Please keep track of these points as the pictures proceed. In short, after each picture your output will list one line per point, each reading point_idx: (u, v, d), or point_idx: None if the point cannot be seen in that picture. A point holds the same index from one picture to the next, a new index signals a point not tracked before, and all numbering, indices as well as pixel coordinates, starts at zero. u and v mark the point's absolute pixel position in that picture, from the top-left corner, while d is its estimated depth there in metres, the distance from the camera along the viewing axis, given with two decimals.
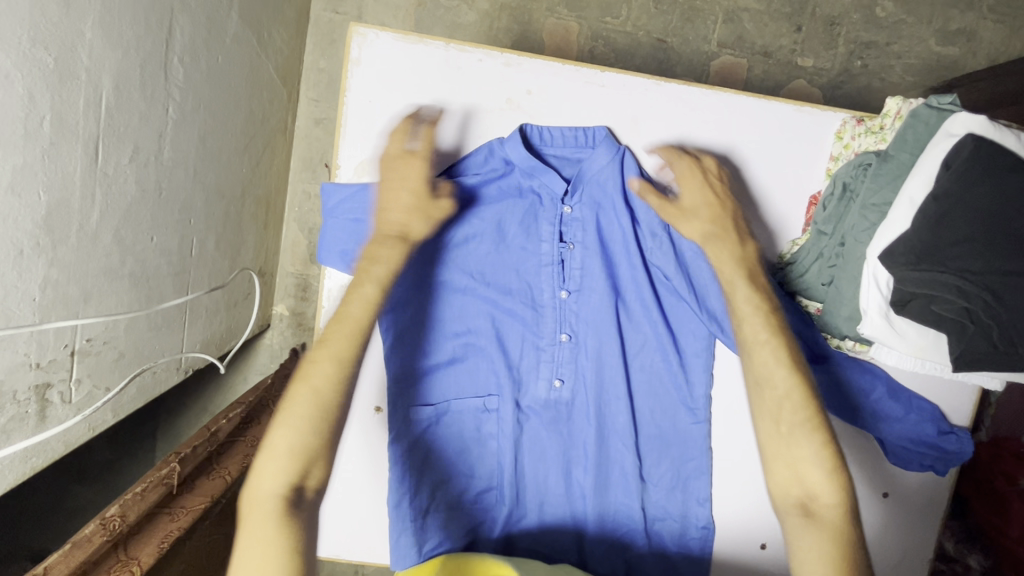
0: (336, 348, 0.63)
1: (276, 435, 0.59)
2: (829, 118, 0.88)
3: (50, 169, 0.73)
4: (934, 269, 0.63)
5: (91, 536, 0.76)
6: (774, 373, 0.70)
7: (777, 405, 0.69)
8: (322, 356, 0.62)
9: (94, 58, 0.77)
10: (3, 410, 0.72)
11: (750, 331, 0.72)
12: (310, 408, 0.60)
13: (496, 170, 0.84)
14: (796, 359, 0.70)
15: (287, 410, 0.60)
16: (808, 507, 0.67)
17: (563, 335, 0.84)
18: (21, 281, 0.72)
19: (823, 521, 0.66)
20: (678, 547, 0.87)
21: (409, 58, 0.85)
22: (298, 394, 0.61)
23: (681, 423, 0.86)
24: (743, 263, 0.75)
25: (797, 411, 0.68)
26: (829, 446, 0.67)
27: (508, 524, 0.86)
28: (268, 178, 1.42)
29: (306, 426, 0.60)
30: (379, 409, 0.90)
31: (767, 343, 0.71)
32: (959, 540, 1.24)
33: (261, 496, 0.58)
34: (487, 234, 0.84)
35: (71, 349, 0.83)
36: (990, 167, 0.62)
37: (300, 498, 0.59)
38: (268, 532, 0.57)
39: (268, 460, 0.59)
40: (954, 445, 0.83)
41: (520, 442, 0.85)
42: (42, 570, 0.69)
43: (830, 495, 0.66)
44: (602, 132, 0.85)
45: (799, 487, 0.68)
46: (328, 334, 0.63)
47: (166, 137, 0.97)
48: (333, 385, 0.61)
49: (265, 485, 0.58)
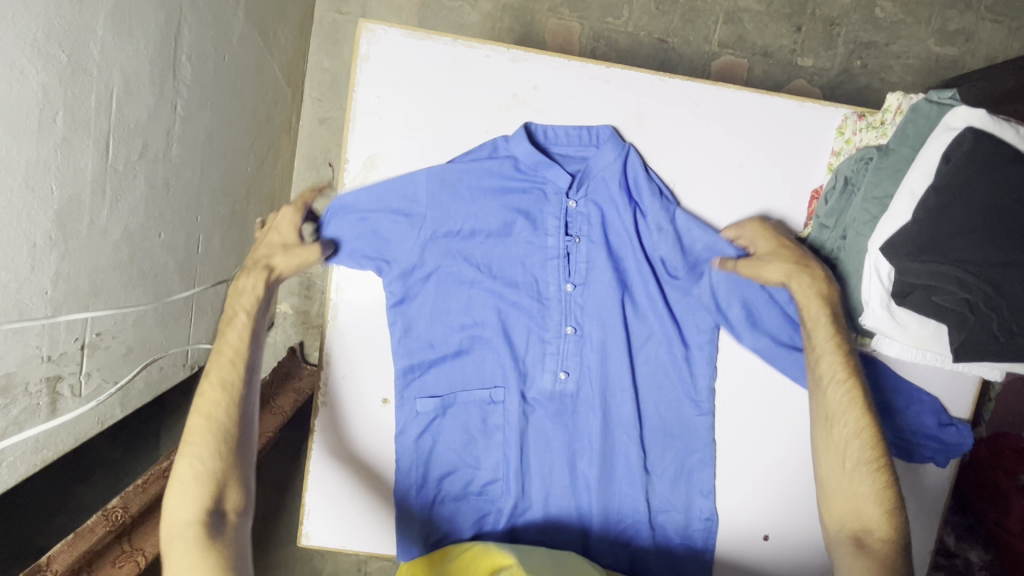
0: (222, 375, 0.74)
1: (181, 471, 0.70)
2: (831, 114, 0.90)
3: (62, 163, 0.74)
4: (935, 260, 0.64)
5: (93, 528, 0.77)
6: (846, 413, 0.74)
7: (844, 442, 0.74)
8: (208, 396, 0.73)
9: (105, 54, 0.78)
10: (15, 402, 0.73)
11: (828, 368, 0.75)
12: (206, 438, 0.71)
13: (500, 165, 0.85)
14: (866, 401, 0.74)
15: (192, 448, 0.71)
16: (861, 539, 0.72)
17: (568, 327, 0.85)
18: (34, 274, 0.73)
19: (872, 551, 0.70)
20: (683, 537, 0.88)
21: (417, 54, 0.86)
22: (196, 431, 0.72)
23: (686, 415, 0.88)
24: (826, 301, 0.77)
25: (864, 450, 0.73)
26: (888, 484, 0.72)
27: (513, 515, 0.87)
28: (273, 177, 1.43)
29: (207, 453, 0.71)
30: (386, 401, 0.93)
31: (844, 382, 0.75)
32: (960, 535, 1.25)
33: (180, 525, 0.68)
34: (494, 229, 0.85)
35: (81, 343, 0.84)
36: (989, 159, 0.63)
37: (217, 518, 0.69)
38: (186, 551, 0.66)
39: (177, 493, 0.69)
40: (954, 437, 0.85)
41: (526, 434, 0.86)
42: (45, 560, 0.70)
43: (885, 529, 0.71)
44: (605, 132, 0.86)
45: (855, 518, 0.73)
46: (213, 370, 0.75)
47: (174, 134, 0.98)
48: (227, 412, 0.73)
49: (180, 514, 0.68)
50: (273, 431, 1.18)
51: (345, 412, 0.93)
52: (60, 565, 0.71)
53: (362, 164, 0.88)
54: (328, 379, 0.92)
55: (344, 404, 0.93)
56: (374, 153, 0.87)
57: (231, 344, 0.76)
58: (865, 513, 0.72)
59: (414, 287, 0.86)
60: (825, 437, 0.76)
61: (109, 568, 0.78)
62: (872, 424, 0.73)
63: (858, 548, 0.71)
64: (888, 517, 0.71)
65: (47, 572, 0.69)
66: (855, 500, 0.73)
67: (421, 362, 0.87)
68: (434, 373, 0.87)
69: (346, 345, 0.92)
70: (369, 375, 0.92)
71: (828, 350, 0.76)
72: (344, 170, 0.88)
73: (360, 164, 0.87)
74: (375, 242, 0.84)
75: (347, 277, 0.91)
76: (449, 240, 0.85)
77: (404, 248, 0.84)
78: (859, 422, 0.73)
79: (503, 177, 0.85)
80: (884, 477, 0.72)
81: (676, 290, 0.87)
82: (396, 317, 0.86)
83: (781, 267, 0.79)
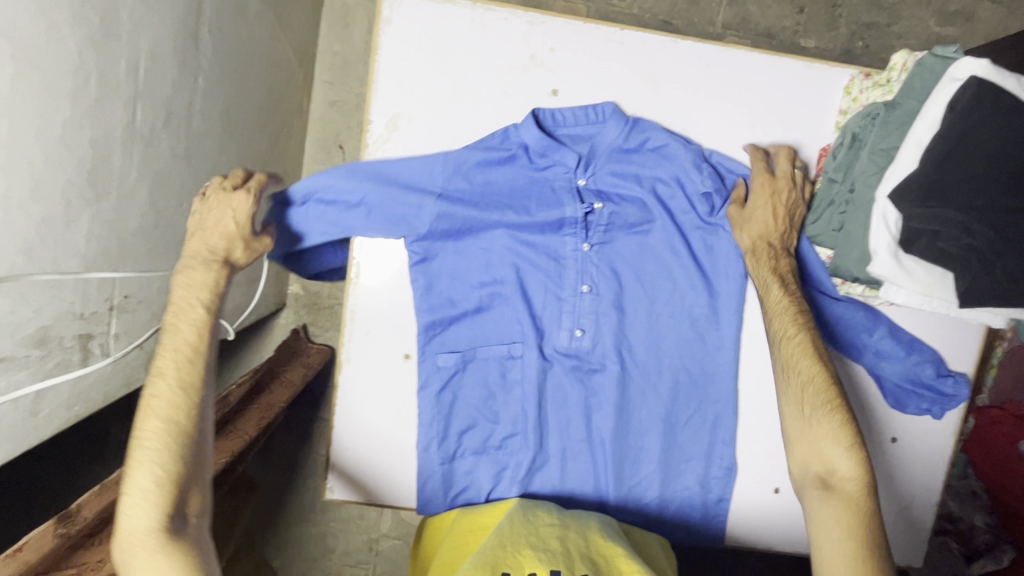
0: (181, 374, 0.72)
1: (134, 473, 0.68)
2: (838, 75, 0.94)
3: (94, 125, 0.76)
4: (940, 205, 0.67)
5: (118, 480, 0.79)
6: (800, 361, 0.76)
7: (801, 387, 0.76)
8: (162, 391, 0.71)
9: (134, 21, 0.81)
10: (51, 354, 0.75)
11: (779, 326, 0.78)
12: (162, 439, 0.69)
13: (511, 151, 0.86)
14: (819, 352, 0.76)
15: (145, 450, 0.68)
16: (826, 481, 0.74)
17: (583, 285, 0.87)
18: (68, 231, 0.75)
19: (841, 492, 0.73)
20: (697, 489, 0.91)
21: (438, 17, 0.90)
22: (150, 429, 0.69)
23: (713, 362, 0.89)
24: (777, 271, 0.80)
25: (820, 393, 0.75)
26: (848, 422, 0.73)
27: (532, 467, 0.90)
28: (285, 157, 1.45)
29: (162, 458, 0.68)
30: (409, 356, 0.96)
31: (796, 337, 0.77)
32: (963, 499, 1.27)
33: (138, 532, 0.66)
34: (506, 196, 0.87)
35: (111, 304, 0.86)
36: (993, 107, 0.66)
37: (178, 518, 0.69)
38: (148, 553, 0.66)
39: (132, 500, 0.67)
40: (951, 387, 0.88)
41: (544, 390, 0.89)
42: (75, 506, 0.73)
43: (849, 470, 0.73)
44: (609, 107, 0.87)
45: (819, 462, 0.75)
46: (162, 367, 0.72)
47: (195, 106, 1.00)
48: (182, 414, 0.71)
49: (135, 522, 0.67)
50: (285, 401, 1.20)
51: (366, 370, 0.97)
52: (89, 512, 0.73)
53: (385, 124, 0.91)
54: (350, 337, 0.95)
55: (365, 363, 0.96)
56: (397, 113, 0.91)
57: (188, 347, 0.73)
58: (827, 454, 0.74)
59: (434, 246, 0.88)
60: (786, 386, 0.78)
61: None
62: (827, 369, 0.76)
63: (824, 490, 0.74)
64: (851, 457, 0.73)
65: (77, 518, 0.71)
66: (817, 444, 0.75)
67: (442, 319, 0.89)
68: (455, 329, 0.90)
69: (369, 305, 0.96)
70: (389, 335, 0.96)
71: (779, 306, 0.79)
72: (367, 131, 0.91)
73: (383, 123, 0.91)
74: (389, 217, 0.85)
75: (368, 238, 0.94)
76: (464, 209, 0.86)
77: (421, 219, 0.85)
78: (812, 368, 0.75)
79: (512, 157, 0.86)
80: (843, 415, 0.73)
81: (710, 234, 0.87)
82: (419, 275, 0.89)
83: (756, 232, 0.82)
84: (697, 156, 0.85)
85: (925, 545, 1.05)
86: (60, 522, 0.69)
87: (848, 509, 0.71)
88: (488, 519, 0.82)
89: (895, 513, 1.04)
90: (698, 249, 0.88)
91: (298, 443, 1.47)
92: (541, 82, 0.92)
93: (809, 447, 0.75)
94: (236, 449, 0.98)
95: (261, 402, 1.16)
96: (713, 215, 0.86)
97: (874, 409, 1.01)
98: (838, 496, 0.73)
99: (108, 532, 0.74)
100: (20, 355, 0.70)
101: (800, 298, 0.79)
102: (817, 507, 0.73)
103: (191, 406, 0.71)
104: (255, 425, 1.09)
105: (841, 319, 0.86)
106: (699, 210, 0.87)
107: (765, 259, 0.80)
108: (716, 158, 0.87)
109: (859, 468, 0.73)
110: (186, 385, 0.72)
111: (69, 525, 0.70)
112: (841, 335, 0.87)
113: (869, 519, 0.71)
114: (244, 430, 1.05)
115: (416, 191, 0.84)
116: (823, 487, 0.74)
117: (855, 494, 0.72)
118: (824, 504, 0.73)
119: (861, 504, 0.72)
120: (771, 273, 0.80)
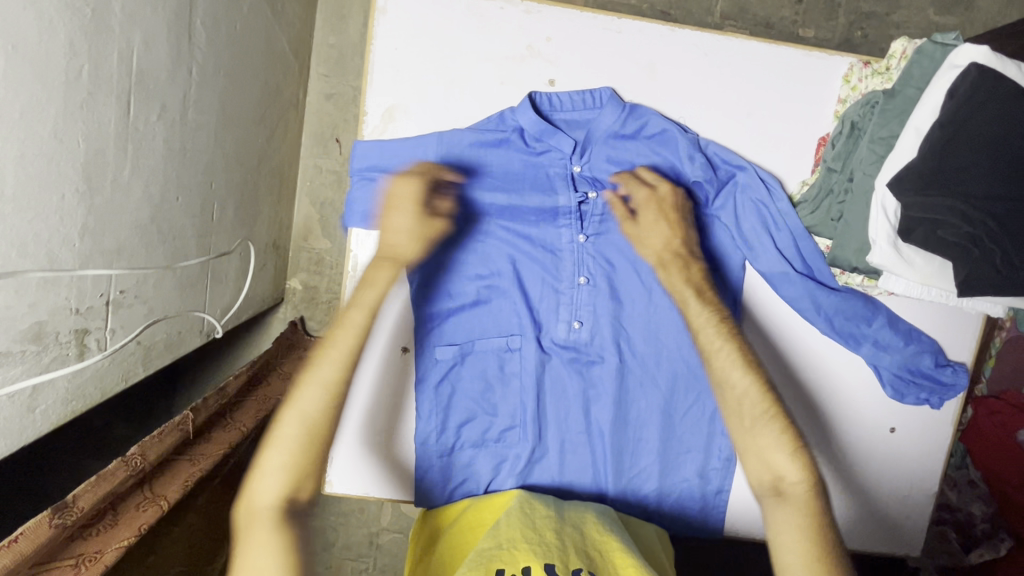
0: (320, 367, 0.68)
1: (265, 455, 0.65)
2: (837, 63, 0.93)
3: (88, 118, 0.76)
4: (939, 195, 0.66)
5: (114, 471, 0.78)
6: (732, 374, 0.74)
7: (738, 402, 0.73)
8: (309, 381, 0.67)
9: (126, 12, 0.80)
10: (47, 350, 0.75)
11: (705, 339, 0.77)
12: (298, 430, 0.65)
13: (506, 132, 0.89)
14: (751, 360, 0.75)
15: (276, 431, 0.65)
16: (778, 488, 0.70)
17: (581, 277, 0.87)
18: (63, 225, 0.74)
19: (793, 499, 0.68)
20: (696, 481, 0.92)
21: (433, 6, 0.90)
22: (287, 417, 0.66)
23: None
24: (691, 281, 0.81)
25: (758, 403, 0.72)
26: (787, 429, 0.71)
27: (531, 460, 0.90)
28: (281, 151, 1.44)
29: (293, 444, 0.65)
30: (406, 349, 0.94)
31: (722, 349, 0.76)
32: (962, 490, 1.28)
33: (256, 506, 0.63)
34: (499, 177, 0.89)
35: (106, 299, 0.85)
36: (992, 94, 0.65)
37: (294, 508, 0.64)
38: (262, 535, 0.62)
39: (262, 475, 0.64)
40: (949, 377, 0.88)
41: (543, 382, 0.89)
42: (71, 497, 0.71)
43: (796, 474, 0.69)
44: (606, 93, 0.89)
45: (769, 471, 0.71)
46: (316, 359, 0.68)
47: (190, 99, 0.99)
48: (318, 403, 0.66)
49: (260, 496, 0.63)
50: (283, 393, 1.23)
51: (361, 365, 0.96)
52: (86, 503, 0.72)
53: (381, 116, 0.91)
54: (345, 332, 0.95)
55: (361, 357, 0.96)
56: (393, 105, 0.90)
57: (337, 337, 0.69)
58: (774, 463, 0.70)
59: None
60: (721, 403, 0.75)
61: (133, 511, 0.80)
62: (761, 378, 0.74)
63: (777, 498, 0.69)
64: (797, 462, 0.69)
65: (75, 509, 0.71)
66: (762, 454, 0.71)
67: (440, 311, 0.89)
68: (452, 321, 0.90)
69: (365, 298, 0.95)
70: (386, 328, 0.94)
71: (705, 321, 0.77)
72: (363, 122, 0.91)
73: (379, 115, 0.91)
74: (385, 201, 0.87)
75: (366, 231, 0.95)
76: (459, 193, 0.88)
77: None
78: (744, 380, 0.73)
79: (507, 140, 0.89)
80: (782, 424, 0.71)
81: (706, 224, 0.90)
82: (416, 272, 0.88)
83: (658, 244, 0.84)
84: (693, 145, 0.87)
85: (921, 536, 1.05)
86: (57, 513, 0.69)
87: (802, 515, 0.67)
88: (487, 515, 0.81)
89: (893, 503, 1.04)
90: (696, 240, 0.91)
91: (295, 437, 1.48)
92: (538, 72, 0.92)
93: (757, 459, 0.71)
94: (233, 442, 1.02)
95: (258, 395, 1.17)
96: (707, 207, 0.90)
97: (870, 400, 1.00)
98: (792, 503, 0.68)
99: (105, 521, 0.76)
100: (16, 351, 0.70)
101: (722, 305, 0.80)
102: (774, 518, 0.68)
103: (331, 397, 0.67)
104: (251, 419, 1.10)
105: (843, 309, 0.85)
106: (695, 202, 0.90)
107: (674, 269, 0.82)
108: (713, 148, 0.89)
109: (805, 473, 0.69)
110: (330, 377, 0.67)
111: (67, 517, 0.69)
112: (845, 323, 0.86)
113: (824, 520, 0.67)
114: (242, 422, 1.08)
115: (410, 175, 0.87)
116: (776, 494, 0.69)
117: (807, 498, 0.68)
118: (779, 511, 0.68)
119: (815, 507, 0.68)
120: (685, 284, 0.81)
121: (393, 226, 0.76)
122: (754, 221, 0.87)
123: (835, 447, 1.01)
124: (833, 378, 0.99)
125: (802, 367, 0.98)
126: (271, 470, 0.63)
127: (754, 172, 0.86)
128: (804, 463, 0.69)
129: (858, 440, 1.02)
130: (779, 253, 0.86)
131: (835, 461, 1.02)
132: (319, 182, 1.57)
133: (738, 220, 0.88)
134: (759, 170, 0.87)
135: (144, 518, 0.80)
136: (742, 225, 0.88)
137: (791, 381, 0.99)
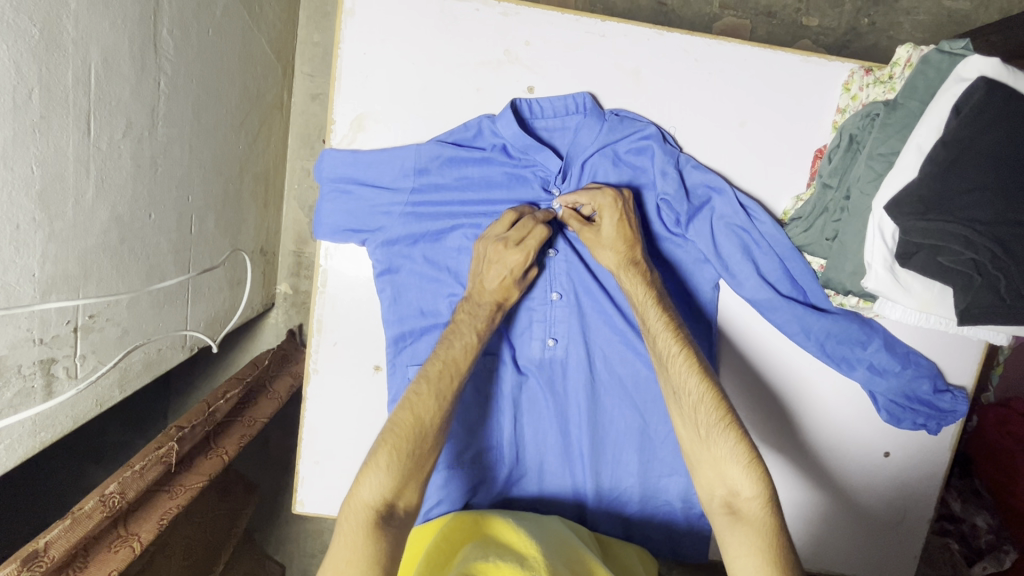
0: (436, 385, 0.74)
1: (378, 452, 0.69)
2: (837, 69, 0.90)
3: (41, 142, 0.72)
4: (942, 218, 0.62)
5: (91, 512, 0.80)
6: (688, 381, 0.75)
7: (693, 411, 0.74)
8: (427, 391, 0.74)
9: (80, 28, 0.76)
10: (8, 384, 0.72)
11: (663, 345, 0.79)
12: (408, 432, 0.70)
13: (484, 149, 0.88)
14: (704, 368, 0.76)
15: (391, 437, 0.70)
16: (732, 505, 0.70)
17: (554, 294, 0.89)
18: (19, 256, 0.71)
19: (747, 518, 0.68)
20: (679, 503, 0.93)
21: (407, 12, 0.87)
22: (401, 415, 0.72)
23: None
24: (653, 288, 0.82)
25: (712, 412, 0.73)
26: (742, 439, 0.71)
27: (508, 482, 0.93)
28: (266, 155, 1.38)
29: (409, 449, 0.70)
30: (378, 367, 0.96)
31: (679, 355, 0.77)
32: (967, 500, 1.23)
33: (358, 501, 0.67)
34: (477, 189, 0.89)
35: (74, 326, 0.82)
36: (1000, 110, 0.62)
37: (390, 515, 0.67)
38: (357, 537, 0.64)
39: (371, 472, 0.68)
40: (948, 403, 0.89)
41: (519, 402, 0.92)
42: (43, 545, 0.74)
43: (750, 488, 0.69)
44: (586, 100, 0.88)
45: (722, 485, 0.71)
46: (430, 375, 0.75)
47: (159, 112, 0.95)
48: (435, 418, 0.73)
49: (364, 491, 0.67)
50: (270, 415, 1.21)
51: (333, 380, 0.96)
52: (57, 551, 0.74)
53: (349, 124, 0.90)
54: (318, 347, 0.95)
55: (333, 374, 0.96)
56: (362, 112, 0.89)
57: (456, 356, 0.77)
58: (729, 477, 0.71)
59: (397, 257, 0.89)
60: (679, 412, 0.76)
61: (105, 552, 0.81)
62: (715, 389, 0.75)
63: (730, 516, 0.69)
64: (750, 476, 0.70)
65: (45, 558, 0.73)
66: (718, 466, 0.72)
67: (412, 330, 0.89)
68: (424, 340, 0.89)
69: (333, 315, 0.95)
70: (360, 345, 0.95)
71: (660, 327, 0.80)
72: (332, 131, 0.90)
73: (348, 123, 0.89)
74: (357, 215, 0.88)
75: (336, 245, 0.93)
76: (432, 205, 0.88)
77: (388, 218, 0.88)
78: (699, 387, 0.74)
79: (489, 157, 0.88)
80: (737, 433, 0.71)
81: (677, 244, 0.91)
82: (386, 283, 0.89)
83: (617, 253, 0.83)
84: (670, 160, 0.87)
85: (915, 560, 1.02)
86: (27, 564, 0.71)
87: (762, 537, 0.66)
88: (457, 538, 0.79)
89: (887, 526, 1.01)
90: (669, 255, 0.91)
91: (288, 442, 1.41)
92: (516, 78, 0.89)
93: (712, 469, 0.72)
94: (214, 472, 1.02)
95: (247, 416, 1.16)
96: (678, 227, 0.89)
97: (866, 419, 0.97)
98: (746, 522, 0.68)
99: (74, 566, 0.77)
100: None
101: (680, 321, 0.81)
102: (727, 537, 0.68)
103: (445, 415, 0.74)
104: (236, 444, 1.10)
105: (835, 331, 0.87)
106: (666, 220, 0.90)
107: (636, 278, 0.82)
108: (692, 165, 0.88)
109: (759, 486, 0.69)
110: (443, 391, 0.75)
111: (36, 567, 0.71)
112: (837, 346, 0.87)
113: (779, 531, 0.67)
114: (225, 448, 1.07)
115: (386, 189, 0.88)
116: (729, 512, 0.69)
117: (760, 516, 0.68)
118: (733, 531, 0.68)
119: (769, 523, 0.67)
120: (646, 290, 0.82)
121: (488, 277, 0.83)
122: (734, 245, 0.87)
123: (820, 466, 0.99)
124: (816, 393, 0.96)
125: (785, 382, 0.96)
126: (381, 468, 0.68)
127: (732, 196, 0.87)
128: (757, 477, 0.69)
129: (844, 460, 0.98)
130: (761, 277, 0.87)
131: (820, 479, 0.99)
132: (307, 185, 1.50)
133: (716, 245, 0.88)
134: (737, 194, 0.87)
135: (114, 563, 0.80)
136: (721, 252, 0.88)
137: (773, 397, 0.96)
